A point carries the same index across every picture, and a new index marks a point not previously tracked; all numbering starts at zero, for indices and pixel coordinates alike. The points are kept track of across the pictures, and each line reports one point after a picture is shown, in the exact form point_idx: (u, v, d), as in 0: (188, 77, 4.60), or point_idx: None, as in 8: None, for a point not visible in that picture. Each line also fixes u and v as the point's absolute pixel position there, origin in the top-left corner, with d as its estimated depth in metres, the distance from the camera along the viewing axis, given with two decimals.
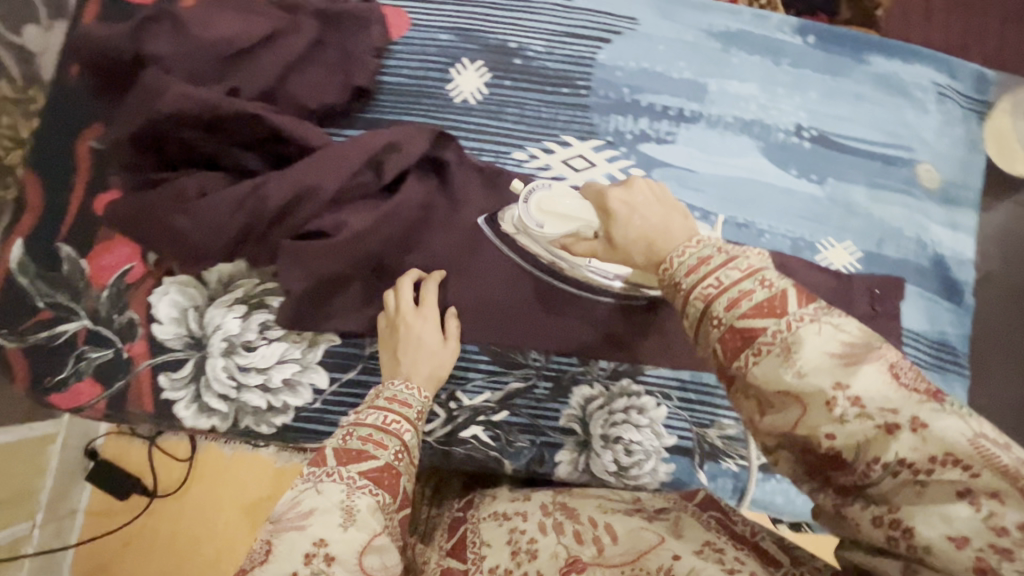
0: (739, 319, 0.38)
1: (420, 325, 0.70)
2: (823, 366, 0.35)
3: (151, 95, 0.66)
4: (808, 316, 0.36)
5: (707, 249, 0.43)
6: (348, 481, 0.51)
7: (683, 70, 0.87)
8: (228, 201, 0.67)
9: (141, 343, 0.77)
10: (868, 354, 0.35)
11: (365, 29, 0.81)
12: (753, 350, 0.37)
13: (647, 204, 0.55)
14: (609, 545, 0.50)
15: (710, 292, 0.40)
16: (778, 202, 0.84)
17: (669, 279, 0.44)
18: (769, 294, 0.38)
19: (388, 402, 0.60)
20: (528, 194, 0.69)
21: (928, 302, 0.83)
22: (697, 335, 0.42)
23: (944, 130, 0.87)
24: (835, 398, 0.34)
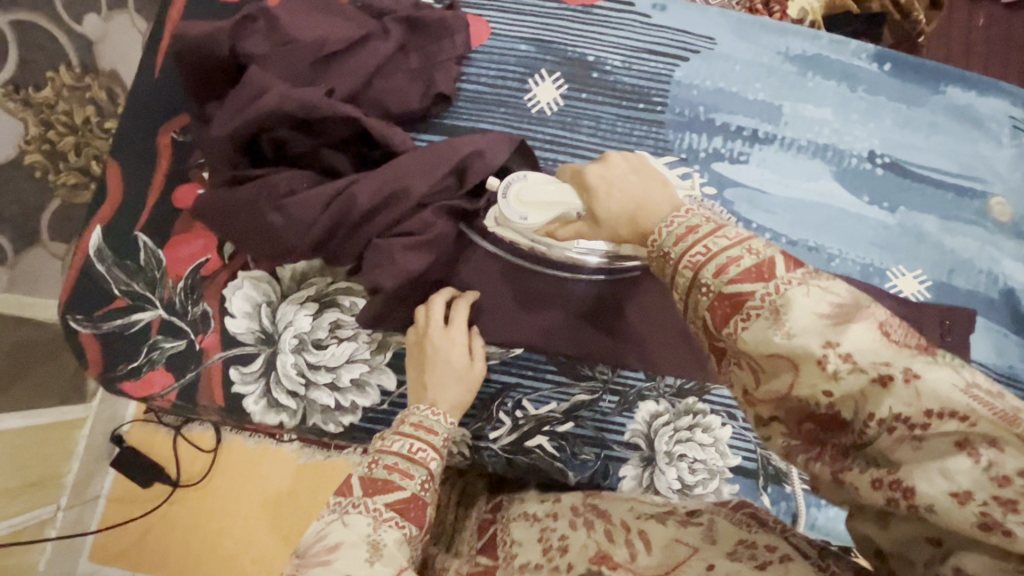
0: (727, 285, 0.40)
1: (446, 344, 0.68)
2: (812, 326, 0.36)
3: (251, 95, 0.68)
4: (796, 280, 0.38)
5: (695, 220, 0.46)
6: (374, 513, 0.51)
7: (758, 92, 0.87)
8: (319, 197, 0.68)
9: (213, 335, 0.77)
10: (856, 313, 0.36)
11: (449, 37, 0.82)
12: (742, 316, 0.38)
13: (625, 174, 0.57)
14: (643, 553, 0.49)
15: (698, 259, 0.42)
16: (849, 227, 0.84)
17: (658, 250, 0.47)
18: (757, 260, 0.40)
19: (414, 428, 0.59)
20: (504, 188, 0.68)
21: (997, 335, 0.83)
22: (687, 303, 0.44)
23: (1017, 164, 0.87)
24: (825, 355, 0.35)
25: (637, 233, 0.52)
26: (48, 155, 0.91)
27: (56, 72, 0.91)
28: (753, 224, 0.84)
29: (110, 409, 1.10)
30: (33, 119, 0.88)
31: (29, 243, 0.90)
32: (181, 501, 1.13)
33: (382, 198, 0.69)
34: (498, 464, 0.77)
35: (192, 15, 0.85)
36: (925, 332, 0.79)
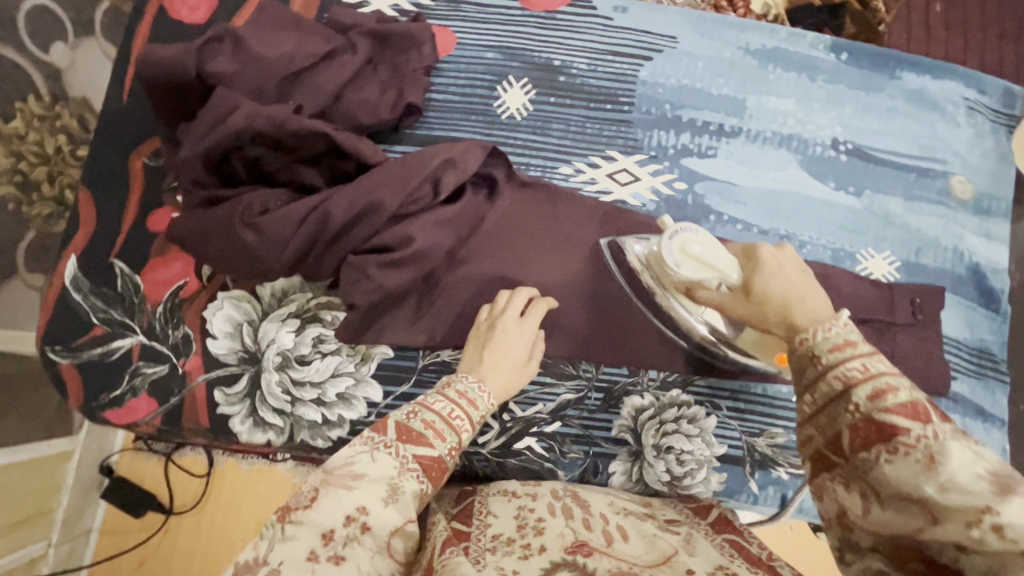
0: (882, 411, 0.43)
1: (513, 335, 0.69)
2: (971, 486, 0.37)
3: (220, 114, 0.68)
4: (946, 433, 0.40)
5: (852, 334, 0.50)
6: (402, 459, 0.52)
7: (722, 87, 0.89)
8: (295, 216, 0.68)
9: (195, 357, 0.77)
10: (1019, 486, 0.37)
11: (415, 48, 0.83)
12: (889, 448, 0.42)
13: (797, 269, 0.62)
14: (620, 541, 0.54)
15: (854, 375, 0.46)
16: (817, 213, 0.87)
17: (809, 349, 0.51)
18: (911, 399, 0.43)
19: (458, 395, 0.60)
20: (672, 231, 0.68)
21: (967, 309, 0.85)
22: (825, 407, 0.48)
23: (975, 142, 0.90)
24: (978, 521, 0.37)
25: (786, 319, 0.57)
26: (20, 187, 0.89)
27: (25, 103, 0.88)
28: (725, 216, 0.86)
29: (99, 441, 1.09)
30: (5, 151, 0.85)
31: (5, 276, 0.88)
32: (176, 527, 1.11)
33: (357, 211, 0.70)
34: (490, 468, 0.78)
35: (156, 40, 0.85)
36: (895, 311, 0.82)
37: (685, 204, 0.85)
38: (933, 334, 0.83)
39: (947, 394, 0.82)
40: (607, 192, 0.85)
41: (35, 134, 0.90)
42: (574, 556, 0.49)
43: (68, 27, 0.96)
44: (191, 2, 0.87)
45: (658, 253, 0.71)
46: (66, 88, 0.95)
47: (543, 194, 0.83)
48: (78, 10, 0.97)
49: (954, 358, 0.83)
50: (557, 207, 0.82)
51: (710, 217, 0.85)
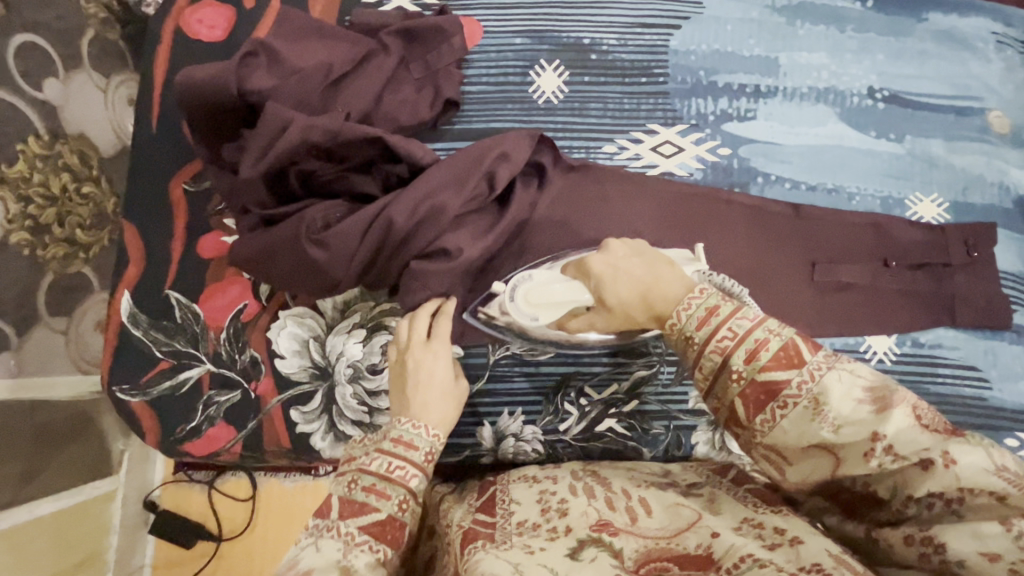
0: (761, 371, 0.46)
1: (430, 362, 0.64)
2: (853, 414, 0.43)
3: (274, 129, 0.66)
4: (825, 365, 0.45)
5: (713, 300, 0.51)
6: (346, 537, 0.51)
7: (753, 48, 0.88)
8: (358, 226, 0.67)
9: (266, 380, 0.76)
10: (890, 397, 0.43)
11: (445, 41, 0.81)
12: (779, 403, 0.45)
13: (627, 258, 0.62)
14: (644, 516, 0.54)
15: (727, 344, 0.48)
16: (861, 163, 0.87)
17: (680, 332, 0.51)
18: (781, 342, 0.47)
19: (393, 444, 0.56)
20: (512, 286, 0.70)
21: (1018, 242, 0.86)
22: (713, 383, 0.49)
23: (1007, 76, 0.90)
24: (874, 449, 0.43)
25: (654, 313, 0.56)
26: (33, 231, 0.83)
27: (25, 143, 0.81)
28: (772, 176, 0.86)
29: (139, 479, 1.07)
30: (12, 196, 0.79)
31: (30, 325, 0.83)
32: (229, 553, 1.10)
33: (420, 217, 0.68)
34: (573, 454, 0.79)
35: (179, 65, 0.83)
36: (950, 252, 0.83)
37: (732, 168, 0.85)
38: (990, 272, 0.84)
39: (1010, 326, 0.83)
40: (653, 166, 0.85)
41: (39, 174, 0.83)
42: (599, 534, 0.51)
43: (58, 61, 0.88)
44: (208, 20, 0.84)
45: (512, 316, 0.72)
46: (65, 124, 0.88)
47: (593, 174, 0.82)
48: (66, 43, 0.89)
49: (1012, 291, 0.84)
50: (605, 188, 0.82)
51: (757, 179, 0.86)
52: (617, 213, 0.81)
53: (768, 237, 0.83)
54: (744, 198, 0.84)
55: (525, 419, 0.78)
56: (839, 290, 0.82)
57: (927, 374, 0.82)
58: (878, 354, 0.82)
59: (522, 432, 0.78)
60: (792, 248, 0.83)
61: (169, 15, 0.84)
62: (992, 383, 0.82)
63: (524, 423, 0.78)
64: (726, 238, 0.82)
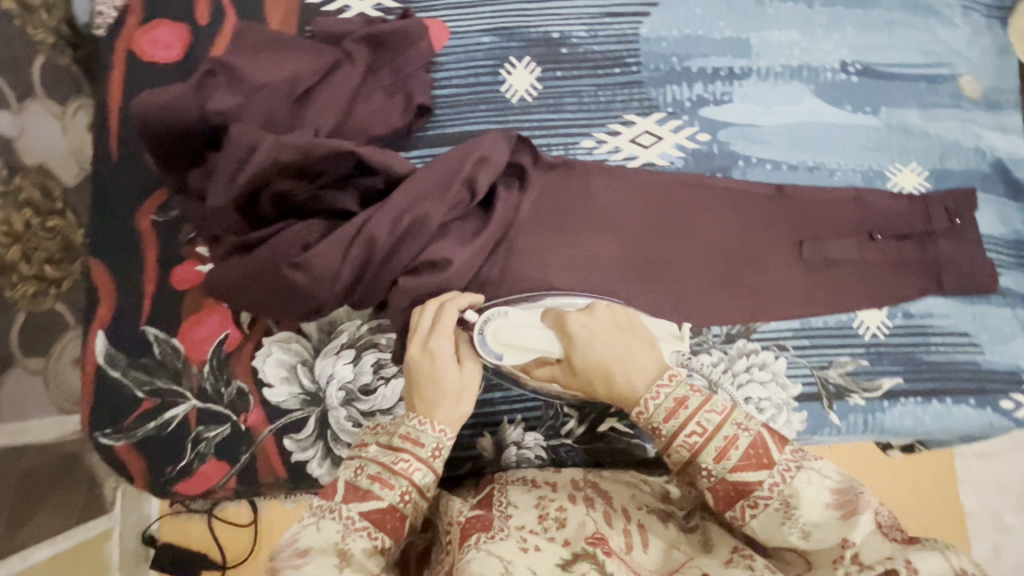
0: (730, 472, 0.50)
1: (432, 368, 0.57)
2: (821, 518, 0.47)
3: (240, 153, 0.63)
4: (793, 465, 0.49)
5: (681, 390, 0.54)
6: (345, 521, 0.51)
7: (724, 30, 0.87)
8: (336, 246, 0.64)
9: (256, 411, 0.74)
10: (856, 501, 0.47)
11: (412, 44, 0.78)
12: (750, 502, 0.49)
13: (608, 329, 0.60)
14: (639, 548, 0.53)
15: (695, 442, 0.51)
16: (839, 138, 0.87)
17: (646, 422, 0.54)
18: (749, 438, 0.50)
19: (400, 440, 0.55)
20: (483, 321, 0.63)
21: (998, 205, 0.87)
22: (686, 471, 0.53)
23: (973, 40, 0.91)
24: (842, 557, 0.46)
25: (616, 394, 0.57)
26: None
27: None
28: (753, 158, 0.85)
29: (136, 512, 1.04)
30: None
31: (5, 368, 0.80)
32: None
33: (402, 230, 0.66)
34: (577, 458, 0.77)
35: (136, 89, 0.80)
36: (932, 221, 0.83)
37: (712, 153, 0.85)
38: (973, 237, 0.84)
39: (996, 290, 0.84)
40: (633, 157, 0.84)
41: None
42: (593, 548, 0.50)
43: (5, 91, 0.82)
44: (162, 39, 0.80)
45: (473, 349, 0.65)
46: (21, 157, 0.84)
47: (574, 171, 0.81)
48: (12, 71, 0.83)
49: (995, 254, 0.85)
50: (588, 183, 0.80)
51: (738, 162, 0.85)
52: (602, 208, 0.80)
53: (755, 217, 0.82)
54: (728, 182, 0.83)
55: (526, 426, 0.77)
56: (828, 266, 0.82)
57: (919, 344, 0.82)
58: (871, 329, 0.82)
59: (523, 439, 0.77)
60: (777, 227, 0.82)
61: (121, 37, 0.81)
62: (983, 347, 0.83)
63: (525, 431, 0.77)
64: (714, 222, 0.82)
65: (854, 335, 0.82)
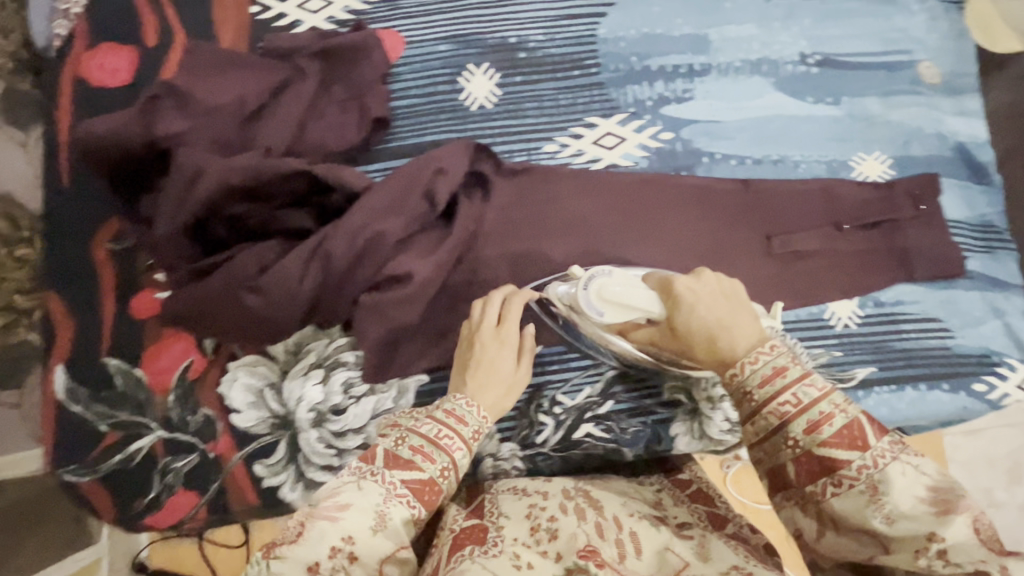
0: (820, 445, 0.42)
1: (496, 353, 0.64)
2: (913, 510, 0.39)
3: (187, 178, 0.62)
4: (889, 454, 0.41)
5: (781, 359, 0.46)
6: (389, 486, 0.48)
7: (682, 27, 0.87)
8: (292, 267, 0.63)
9: (224, 438, 0.72)
10: (958, 502, 0.39)
11: (366, 58, 0.77)
12: (833, 481, 0.42)
13: (713, 296, 0.58)
14: (632, 556, 0.50)
15: (787, 411, 0.44)
16: (803, 130, 0.86)
17: (738, 385, 0.48)
18: (847, 420, 0.42)
19: (445, 415, 0.55)
20: (588, 277, 0.69)
21: (962, 189, 0.87)
22: (761, 440, 0.46)
23: (932, 26, 0.91)
24: (926, 548, 0.39)
25: (716, 356, 0.52)
26: None
27: None
28: (717, 155, 0.85)
29: None
30: None
31: None
32: None
33: (359, 248, 0.65)
34: (554, 466, 0.76)
35: (85, 115, 0.78)
36: (899, 208, 0.84)
37: (676, 152, 0.84)
38: (937, 222, 0.84)
39: (963, 274, 0.84)
40: (597, 159, 0.83)
41: None
42: (586, 561, 0.46)
43: None
44: (109, 64, 0.79)
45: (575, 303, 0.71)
46: None
47: (538, 176, 0.80)
48: None
49: (961, 238, 0.85)
50: (553, 187, 0.80)
51: (703, 159, 0.85)
52: (567, 212, 0.79)
53: (721, 214, 0.82)
54: (693, 179, 0.83)
55: (500, 437, 0.76)
56: (797, 259, 0.82)
57: (891, 332, 0.82)
58: (842, 320, 0.82)
59: (499, 450, 0.76)
60: (745, 222, 0.82)
61: (69, 63, 0.79)
62: (953, 332, 0.83)
63: (501, 441, 0.76)
64: (681, 220, 0.81)
65: (826, 327, 0.82)
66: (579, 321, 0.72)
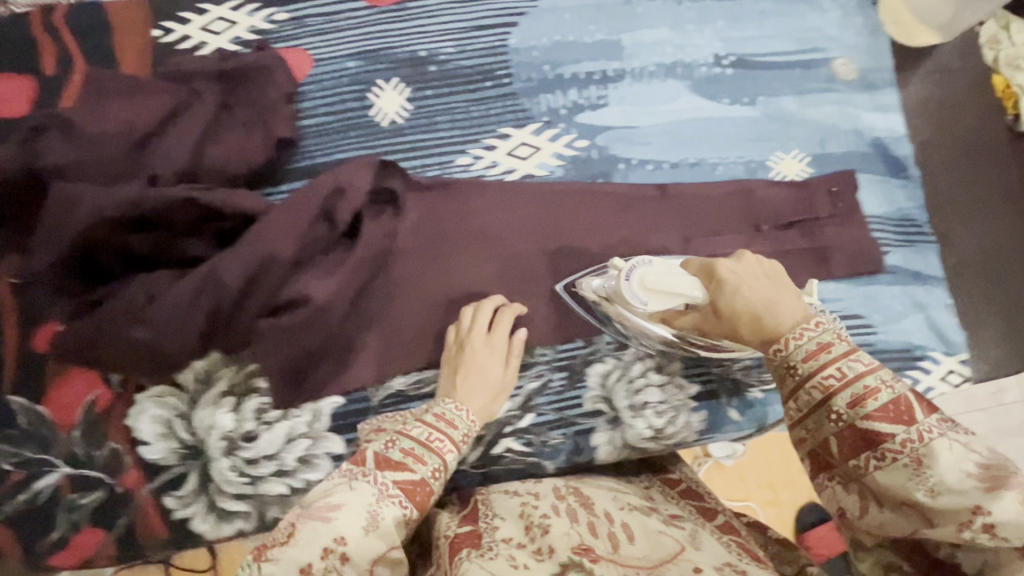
0: (863, 419, 0.45)
1: (484, 357, 0.69)
2: (959, 485, 0.41)
3: (62, 211, 0.61)
4: (936, 429, 0.43)
5: (826, 336, 0.49)
6: (381, 486, 0.50)
7: (595, 34, 0.87)
8: (181, 297, 0.63)
9: (133, 471, 0.71)
10: (1007, 479, 0.41)
11: (268, 77, 0.76)
12: (877, 454, 0.44)
13: (756, 277, 0.59)
14: (626, 543, 0.50)
15: (832, 384, 0.46)
16: (719, 132, 0.86)
17: (783, 360, 0.50)
18: (893, 396, 0.45)
19: (435, 419, 0.60)
20: (628, 267, 0.69)
21: (881, 184, 0.87)
22: (806, 415, 0.48)
23: (845, 23, 0.92)
24: (972, 521, 0.40)
25: (761, 334, 0.53)
26: None
27: None
28: (633, 160, 0.84)
29: None
30: None
31: None
32: None
33: (251, 275, 0.65)
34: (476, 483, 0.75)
35: None
36: (816, 206, 0.84)
37: (592, 159, 0.84)
38: (854, 219, 0.85)
39: (883, 270, 0.84)
40: (511, 170, 0.82)
41: None
42: (581, 557, 0.47)
43: None
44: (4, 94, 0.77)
45: (616, 292, 0.71)
46: None
47: (449, 191, 0.79)
48: None
49: (880, 233, 0.86)
50: (467, 202, 0.79)
51: (619, 165, 0.84)
52: (482, 227, 0.78)
53: (639, 221, 0.82)
54: (609, 187, 0.82)
55: None
56: None
57: None
58: None
59: None
60: (660, 229, 0.81)
61: None
62: (877, 327, 0.83)
63: None
64: (599, 230, 0.81)
65: None
66: (612, 308, 0.74)
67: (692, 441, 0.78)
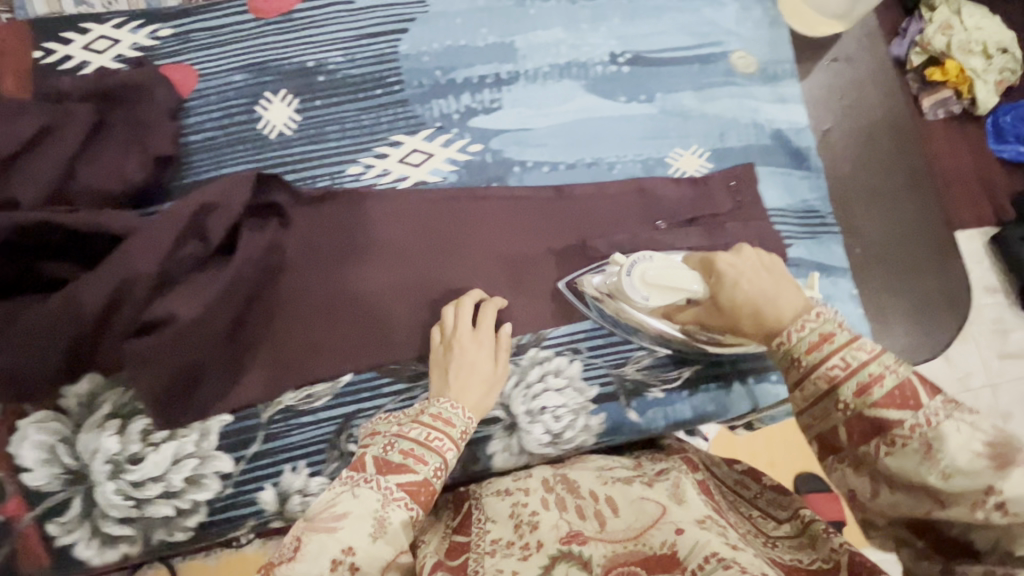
0: (872, 408, 0.45)
1: (474, 350, 0.67)
2: (970, 466, 0.41)
3: None
4: (942, 412, 0.43)
5: (827, 325, 0.49)
6: (384, 491, 0.51)
7: (487, 37, 0.86)
8: (42, 318, 0.62)
9: (13, 499, 0.69)
10: (1015, 456, 0.41)
11: (147, 95, 0.76)
12: (886, 440, 0.44)
13: (756, 270, 0.57)
14: (611, 519, 0.51)
15: (837, 374, 0.47)
16: (616, 130, 0.86)
17: (786, 352, 0.50)
18: (898, 380, 0.45)
19: (432, 419, 0.58)
20: (629, 263, 0.70)
21: (783, 175, 0.86)
22: (814, 404, 0.48)
23: (744, 16, 0.91)
24: (985, 501, 0.41)
25: (764, 327, 0.53)
26: None
27: None
28: (529, 162, 0.84)
29: None
30: None
31: None
32: None
33: (112, 295, 0.63)
34: None
35: None
36: (716, 201, 0.83)
37: (486, 163, 0.83)
38: (756, 213, 0.84)
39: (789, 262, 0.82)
40: (403, 178, 0.81)
41: None
42: (571, 547, 0.47)
43: None
44: None
45: (618, 288, 0.72)
46: None
47: (337, 203, 0.78)
48: None
49: (784, 226, 0.84)
50: (357, 213, 0.78)
51: (514, 168, 0.83)
52: (373, 237, 0.78)
53: (534, 225, 0.81)
54: (502, 191, 0.81)
55: (309, 472, 0.72)
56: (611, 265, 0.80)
57: None
58: None
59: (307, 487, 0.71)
60: (555, 232, 0.81)
61: None
62: None
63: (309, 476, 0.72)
64: (494, 236, 0.80)
65: None
66: (615, 303, 0.76)
67: (591, 445, 0.76)
